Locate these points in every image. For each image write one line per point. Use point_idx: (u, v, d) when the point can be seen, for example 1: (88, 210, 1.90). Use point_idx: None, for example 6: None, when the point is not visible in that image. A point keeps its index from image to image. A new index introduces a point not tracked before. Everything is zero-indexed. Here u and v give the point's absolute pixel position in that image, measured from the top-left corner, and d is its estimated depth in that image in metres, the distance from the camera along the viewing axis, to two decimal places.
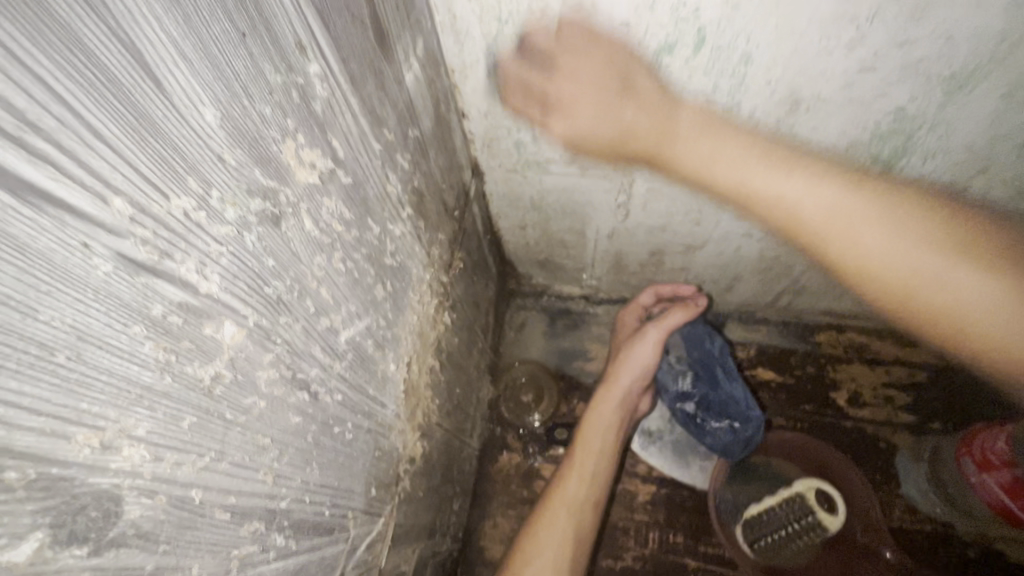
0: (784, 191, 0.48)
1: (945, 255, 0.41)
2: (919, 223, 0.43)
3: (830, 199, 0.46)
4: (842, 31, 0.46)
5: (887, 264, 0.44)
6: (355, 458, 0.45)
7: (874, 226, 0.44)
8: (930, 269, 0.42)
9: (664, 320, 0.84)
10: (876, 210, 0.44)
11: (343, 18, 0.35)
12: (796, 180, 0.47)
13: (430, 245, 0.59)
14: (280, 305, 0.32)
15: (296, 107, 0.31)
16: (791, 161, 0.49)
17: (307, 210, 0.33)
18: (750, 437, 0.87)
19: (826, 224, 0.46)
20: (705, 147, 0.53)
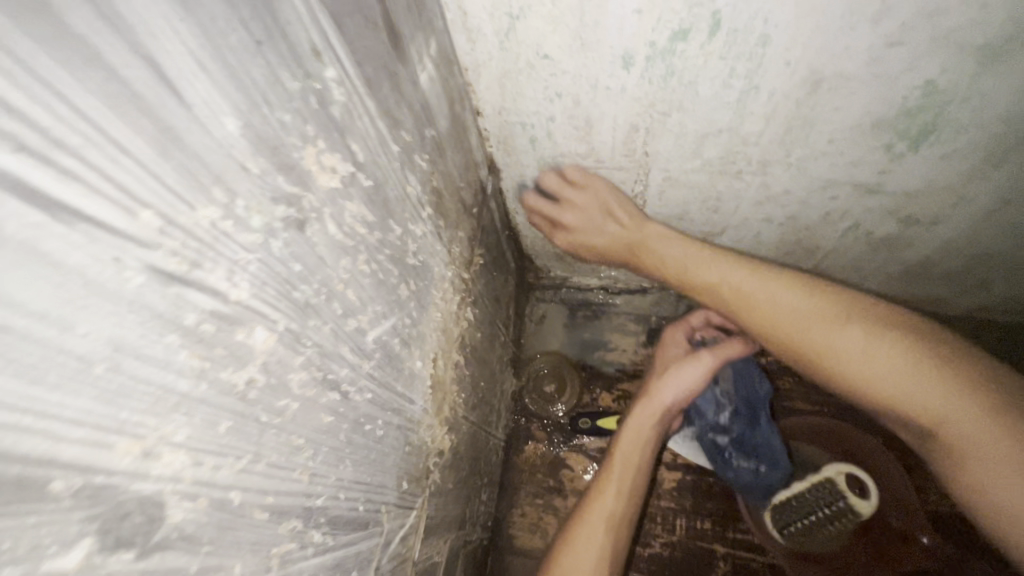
0: (755, 294, 0.68)
1: (873, 344, 0.60)
2: (838, 319, 0.63)
3: (787, 304, 0.66)
4: (865, 5, 0.44)
5: (831, 347, 0.62)
6: (387, 454, 0.46)
7: (805, 310, 0.65)
8: (891, 367, 0.59)
9: (720, 347, 0.80)
10: (793, 303, 0.66)
11: (356, 21, 0.35)
12: (751, 283, 0.68)
13: (450, 243, 0.60)
14: (308, 308, 0.32)
15: (315, 112, 0.31)
16: (766, 273, 0.69)
17: (330, 214, 0.34)
18: (772, 483, 0.86)
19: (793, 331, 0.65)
20: (695, 251, 0.73)
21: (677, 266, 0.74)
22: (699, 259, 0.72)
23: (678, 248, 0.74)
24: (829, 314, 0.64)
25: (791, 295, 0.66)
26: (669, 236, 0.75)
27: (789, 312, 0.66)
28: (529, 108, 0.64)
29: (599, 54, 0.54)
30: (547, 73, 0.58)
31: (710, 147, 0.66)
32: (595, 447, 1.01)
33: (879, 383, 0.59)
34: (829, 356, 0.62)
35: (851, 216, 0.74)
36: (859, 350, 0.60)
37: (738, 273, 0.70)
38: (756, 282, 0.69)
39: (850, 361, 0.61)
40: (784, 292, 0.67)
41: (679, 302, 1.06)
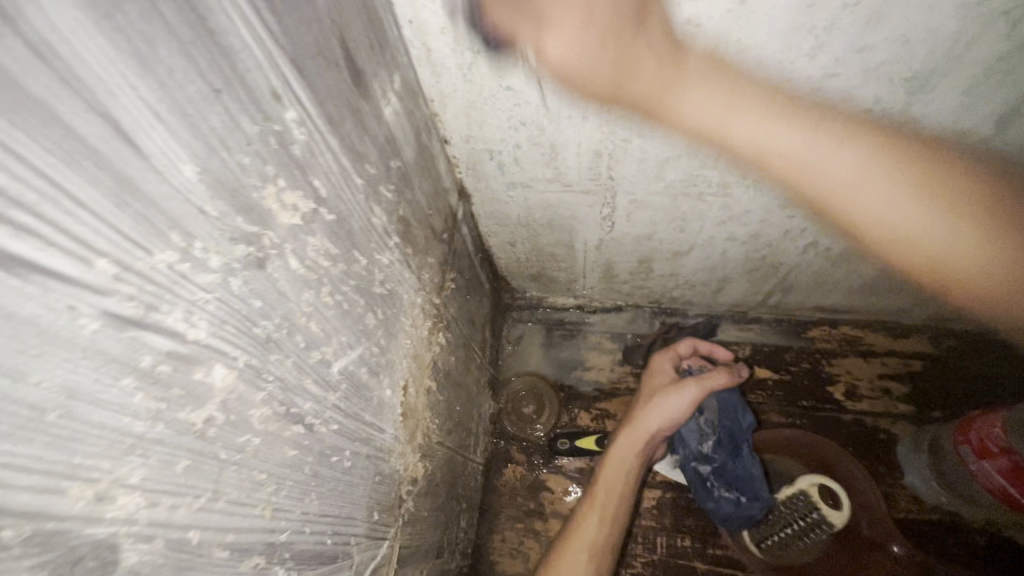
0: (786, 150, 0.50)
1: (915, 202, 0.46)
2: (904, 178, 0.46)
3: (839, 150, 0.48)
4: (802, 41, 0.47)
5: (884, 221, 0.47)
6: (356, 485, 0.46)
7: (864, 171, 0.47)
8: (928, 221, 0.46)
9: (704, 378, 0.82)
10: (860, 170, 0.47)
11: (317, 63, 0.37)
12: (775, 125, 0.50)
13: (419, 270, 0.61)
14: (270, 343, 0.33)
15: (275, 152, 0.32)
16: (786, 109, 0.51)
17: (292, 250, 0.35)
18: (752, 515, 0.84)
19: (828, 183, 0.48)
20: (721, 102, 0.51)
21: (694, 121, 0.53)
22: (734, 111, 0.51)
23: (715, 96, 0.50)
24: (903, 180, 0.46)
25: (863, 168, 0.47)
26: (715, 74, 0.50)
27: (868, 197, 0.47)
28: (494, 136, 0.66)
29: (559, 85, 0.56)
30: (509, 103, 0.60)
31: (671, 172, 0.68)
32: (574, 467, 1.02)
33: (967, 265, 0.46)
34: (909, 233, 0.47)
35: (808, 233, 0.78)
36: (927, 224, 0.46)
37: (765, 128, 0.50)
38: (822, 155, 0.48)
39: (931, 244, 0.47)
40: (848, 154, 0.48)
41: (652, 318, 1.09)
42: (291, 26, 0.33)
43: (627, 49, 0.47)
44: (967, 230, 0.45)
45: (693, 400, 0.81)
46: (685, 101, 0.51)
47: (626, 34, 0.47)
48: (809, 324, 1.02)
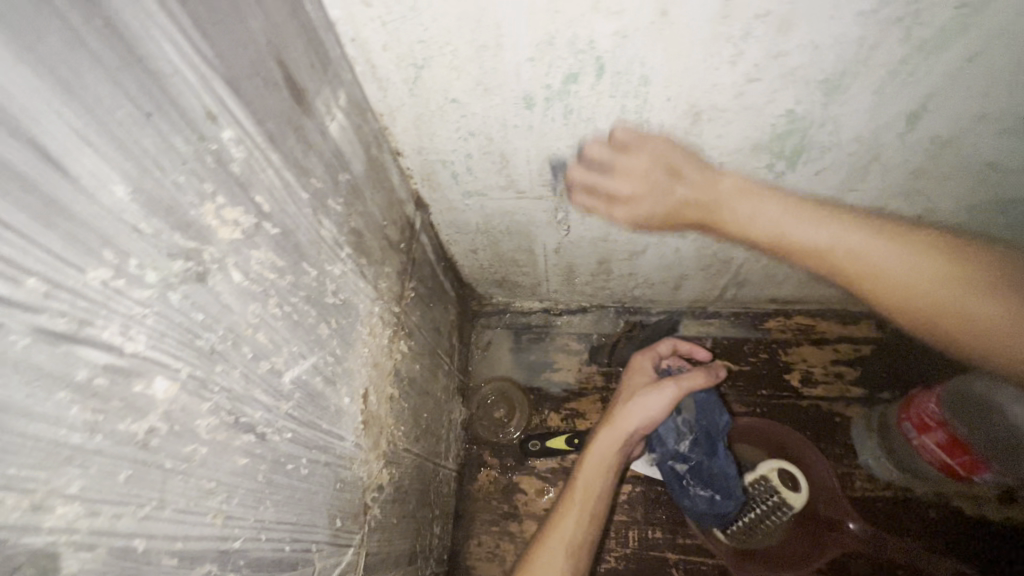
0: (845, 246, 0.55)
1: (921, 266, 0.52)
2: (900, 246, 0.54)
3: (859, 241, 0.55)
4: (722, 49, 0.51)
5: (888, 273, 0.53)
6: (315, 492, 0.47)
7: (892, 255, 0.53)
8: (945, 284, 0.51)
9: (683, 378, 0.82)
10: (864, 246, 0.54)
11: (254, 83, 0.38)
12: (808, 224, 0.57)
13: (376, 280, 0.62)
14: (215, 355, 0.34)
15: (212, 169, 0.34)
16: (817, 211, 0.58)
17: (234, 263, 0.36)
18: (725, 512, 0.87)
19: (836, 253, 0.55)
20: (749, 201, 0.61)
21: (728, 220, 0.62)
22: (770, 214, 0.59)
23: (767, 206, 0.59)
24: (902, 268, 0.53)
25: (845, 251, 0.55)
26: (750, 190, 0.62)
27: (875, 254, 0.54)
28: (445, 147, 0.67)
29: (503, 97, 0.59)
30: (456, 115, 0.62)
31: None
32: (545, 468, 1.03)
33: (974, 315, 0.50)
34: (919, 299, 0.53)
35: None
36: (942, 293, 0.51)
37: (778, 219, 0.58)
38: (839, 237, 0.55)
39: (935, 299, 0.52)
40: (858, 236, 0.55)
41: (616, 318, 1.12)
42: (224, 48, 0.35)
43: (663, 182, 0.63)
44: (962, 283, 0.51)
45: (672, 400, 0.81)
46: (744, 217, 0.60)
47: (669, 174, 0.63)
48: (766, 316, 1.07)
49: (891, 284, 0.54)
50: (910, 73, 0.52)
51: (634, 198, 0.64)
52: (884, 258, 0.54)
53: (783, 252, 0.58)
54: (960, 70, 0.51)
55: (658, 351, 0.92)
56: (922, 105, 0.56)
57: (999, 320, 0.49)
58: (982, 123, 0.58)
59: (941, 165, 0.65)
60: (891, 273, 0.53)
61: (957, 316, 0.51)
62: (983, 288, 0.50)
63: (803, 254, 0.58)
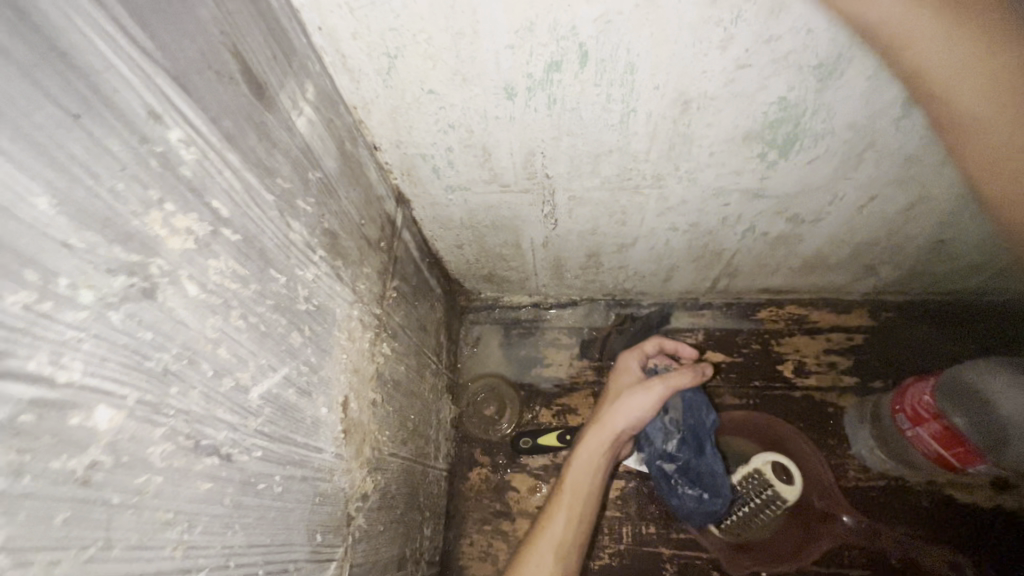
0: (924, 60, 0.44)
1: (1006, 108, 0.44)
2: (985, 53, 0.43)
3: (953, 57, 0.43)
4: (711, 34, 0.48)
5: (958, 105, 0.46)
6: (290, 510, 0.45)
7: (970, 58, 0.43)
8: (1008, 128, 0.45)
9: (670, 377, 0.81)
10: (967, 58, 0.43)
11: (206, 79, 0.35)
12: (931, 28, 0.43)
13: (354, 282, 0.59)
14: (168, 376, 0.31)
15: (157, 174, 0.31)
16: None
17: (188, 275, 0.33)
18: (714, 511, 0.86)
19: (924, 70, 0.45)
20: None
21: (853, 8, 0.43)
22: (903, 3, 0.42)
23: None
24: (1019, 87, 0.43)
25: (987, 53, 0.42)
26: None
27: (943, 64, 0.44)
28: (424, 140, 0.64)
29: (482, 87, 0.56)
30: (434, 107, 0.59)
31: (606, 166, 0.68)
32: (537, 465, 1.02)
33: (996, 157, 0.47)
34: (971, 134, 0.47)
35: (746, 219, 0.79)
36: (998, 124, 0.45)
37: (931, 33, 0.43)
38: (936, 50, 0.43)
39: (991, 142, 0.46)
40: (969, 49, 0.42)
41: (607, 312, 1.10)
42: (167, 40, 0.32)
43: None
44: (1007, 115, 0.44)
45: (660, 398, 0.81)
46: (873, 12, 0.43)
47: None
48: (758, 306, 1.05)
49: (951, 109, 0.46)
50: None
51: None
52: (960, 69, 0.44)
53: (880, 36, 0.45)
54: None
55: (645, 349, 0.92)
56: None
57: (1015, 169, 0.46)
58: None
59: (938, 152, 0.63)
60: (957, 106, 0.46)
61: (980, 157, 0.48)
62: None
63: (895, 54, 0.46)
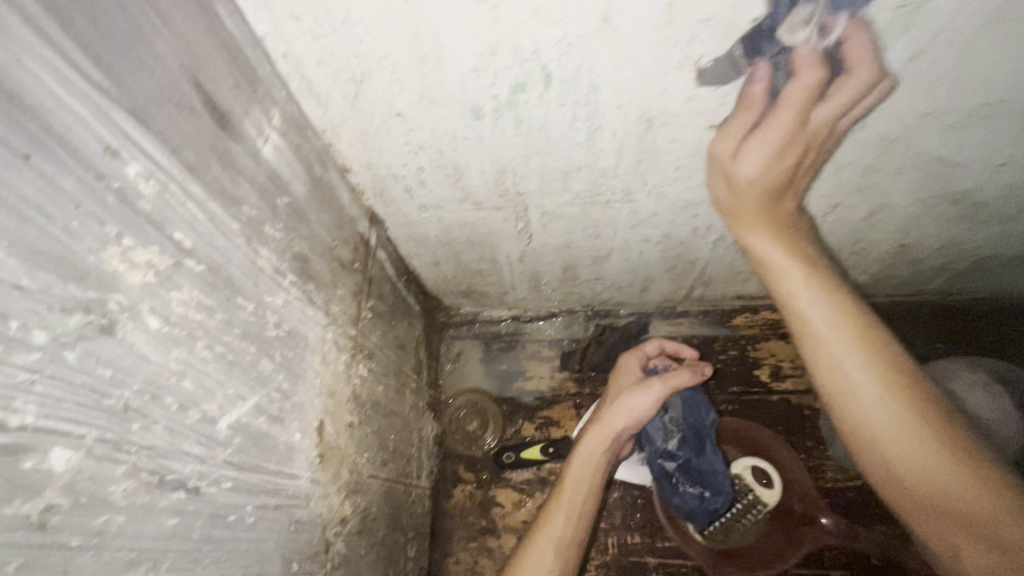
0: (855, 394, 0.56)
1: (919, 443, 0.52)
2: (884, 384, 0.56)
3: (836, 337, 0.59)
4: (669, 54, 0.49)
5: (868, 419, 0.55)
6: (264, 540, 0.45)
7: (883, 394, 0.55)
8: (907, 445, 0.53)
9: (669, 376, 0.83)
10: (876, 377, 0.56)
11: (166, 110, 0.35)
12: (853, 357, 0.57)
13: (327, 304, 0.59)
14: (130, 413, 0.31)
15: (113, 209, 0.31)
16: (833, 294, 0.61)
17: (150, 308, 0.33)
18: (715, 509, 0.86)
19: (831, 386, 0.58)
20: (794, 279, 0.62)
21: (778, 293, 0.63)
22: (824, 318, 0.60)
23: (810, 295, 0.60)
24: (916, 405, 0.54)
25: (890, 372, 0.56)
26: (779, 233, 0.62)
27: (871, 405, 0.55)
28: (395, 161, 0.65)
29: (449, 108, 0.56)
30: (403, 129, 0.59)
31: (576, 182, 0.69)
32: (521, 479, 1.01)
33: (959, 554, 0.49)
34: (896, 458, 0.53)
35: (716, 229, 0.81)
36: (919, 456, 0.52)
37: (828, 322, 0.59)
38: (846, 352, 0.58)
39: (922, 472, 0.51)
40: (879, 361, 0.57)
41: (587, 322, 1.12)
42: (123, 74, 0.32)
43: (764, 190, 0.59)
44: (910, 433, 0.53)
45: (659, 397, 0.82)
46: (764, 251, 0.63)
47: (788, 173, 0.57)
48: (733, 313, 1.07)
49: (868, 429, 0.55)
50: None
51: (740, 169, 0.58)
52: (876, 412, 0.55)
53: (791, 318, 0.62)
54: (904, 69, 0.51)
55: (645, 351, 0.93)
56: (871, 103, 0.56)
57: (993, 500, 0.48)
58: (928, 120, 0.58)
59: (893, 162, 0.66)
60: (865, 414, 0.55)
61: (919, 523, 0.52)
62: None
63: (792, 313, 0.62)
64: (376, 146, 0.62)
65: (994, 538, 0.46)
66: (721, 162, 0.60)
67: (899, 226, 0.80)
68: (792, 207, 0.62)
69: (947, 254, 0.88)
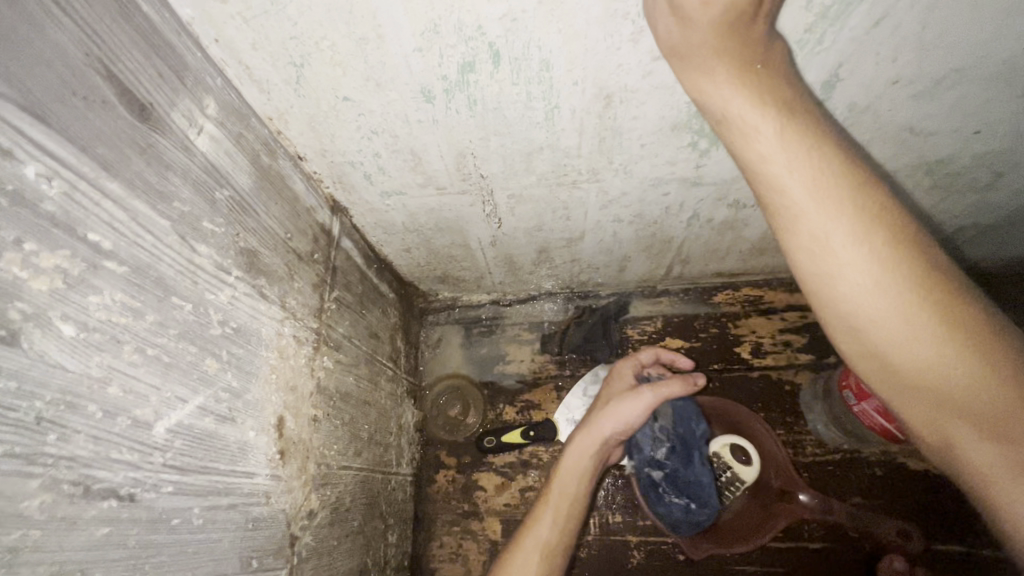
0: (856, 290, 0.46)
1: (934, 342, 0.44)
2: (894, 280, 0.45)
3: (829, 223, 0.46)
4: (621, 28, 0.46)
5: (863, 312, 0.47)
6: (217, 541, 0.44)
7: (888, 289, 0.45)
8: (916, 341, 0.45)
9: (661, 386, 0.82)
10: (879, 268, 0.46)
11: (69, 105, 0.33)
12: (849, 248, 0.46)
13: (283, 297, 0.58)
14: (44, 424, 0.30)
15: (9, 213, 0.29)
16: (819, 166, 0.47)
17: (64, 315, 0.32)
18: (699, 520, 0.87)
19: (821, 279, 0.49)
20: (764, 150, 0.48)
21: (742, 150, 0.50)
22: (809, 191, 0.47)
23: (790, 167, 0.47)
24: (932, 301, 0.45)
25: (905, 261, 0.46)
26: (740, 80, 0.47)
27: (871, 302, 0.46)
28: (350, 148, 0.63)
29: (398, 91, 0.54)
30: (353, 113, 0.57)
31: (539, 164, 0.67)
32: (503, 463, 1.01)
33: (962, 446, 0.47)
34: (896, 352, 0.46)
35: (688, 207, 0.79)
36: (939, 350, 0.44)
37: (812, 199, 0.47)
38: (840, 234, 0.46)
39: (932, 366, 0.45)
40: (896, 248, 0.46)
41: (567, 304, 1.10)
42: (16, 71, 0.30)
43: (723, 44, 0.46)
44: (918, 331, 0.45)
45: (648, 406, 0.82)
46: (728, 107, 0.48)
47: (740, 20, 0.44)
48: (714, 290, 1.06)
49: (875, 325, 0.47)
50: (818, 41, 0.49)
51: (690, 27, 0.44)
52: (888, 310, 0.45)
53: (766, 196, 0.50)
54: (868, 37, 0.48)
55: (641, 359, 0.93)
56: (837, 69, 0.53)
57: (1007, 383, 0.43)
58: (898, 87, 0.56)
59: (863, 131, 0.63)
60: (862, 310, 0.47)
61: (929, 417, 0.48)
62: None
63: (765, 193, 0.50)
64: (327, 134, 0.60)
65: (998, 429, 0.44)
66: (657, 21, 0.45)
67: None
68: (763, 35, 0.46)
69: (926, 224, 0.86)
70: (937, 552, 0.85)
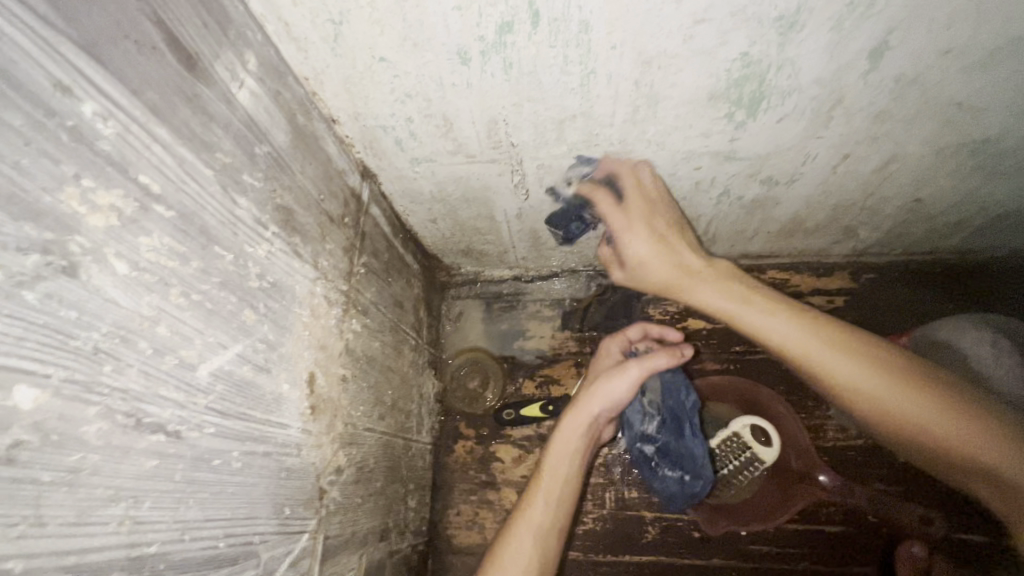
0: (847, 379, 0.70)
1: (915, 402, 0.67)
2: (869, 370, 0.69)
3: (809, 344, 0.72)
4: None
5: (860, 393, 0.70)
6: (253, 486, 0.46)
7: (865, 378, 0.69)
8: (903, 405, 0.67)
9: (648, 359, 0.81)
10: (854, 367, 0.70)
11: (122, 48, 0.34)
12: (829, 357, 0.71)
13: (315, 258, 0.59)
14: (100, 355, 0.31)
15: (69, 148, 0.30)
16: (787, 312, 0.74)
17: (117, 252, 0.33)
18: (695, 494, 0.88)
19: (826, 380, 0.73)
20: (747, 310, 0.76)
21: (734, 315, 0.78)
22: (789, 329, 0.73)
23: (769, 322, 0.74)
24: (898, 379, 0.68)
25: (866, 358, 0.70)
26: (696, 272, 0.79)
27: (861, 386, 0.70)
28: (382, 111, 0.63)
29: (434, 52, 0.54)
30: (388, 75, 0.57)
31: (571, 133, 0.67)
32: (521, 435, 1.03)
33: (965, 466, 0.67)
34: (893, 414, 0.69)
35: (718, 184, 0.78)
36: (909, 405, 0.67)
37: (796, 334, 0.73)
38: (823, 352, 0.71)
39: (921, 418, 0.67)
40: (859, 354, 0.70)
41: (589, 282, 1.10)
42: (74, 8, 0.31)
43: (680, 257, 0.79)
44: (899, 397, 0.67)
45: (636, 381, 0.81)
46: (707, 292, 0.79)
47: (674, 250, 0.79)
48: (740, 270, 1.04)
49: (871, 399, 0.70)
50: (869, 6, 0.47)
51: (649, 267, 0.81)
52: (870, 388, 0.69)
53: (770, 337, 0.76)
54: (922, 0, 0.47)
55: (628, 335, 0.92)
56: (886, 38, 0.51)
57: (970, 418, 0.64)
58: (949, 58, 0.54)
59: (907, 107, 0.61)
60: (859, 391, 0.70)
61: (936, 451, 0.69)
62: (997, 434, 0.63)
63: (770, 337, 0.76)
64: (360, 95, 0.60)
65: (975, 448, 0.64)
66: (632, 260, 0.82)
67: (913, 179, 0.76)
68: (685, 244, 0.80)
69: (966, 207, 0.83)
70: (958, 540, 0.85)
